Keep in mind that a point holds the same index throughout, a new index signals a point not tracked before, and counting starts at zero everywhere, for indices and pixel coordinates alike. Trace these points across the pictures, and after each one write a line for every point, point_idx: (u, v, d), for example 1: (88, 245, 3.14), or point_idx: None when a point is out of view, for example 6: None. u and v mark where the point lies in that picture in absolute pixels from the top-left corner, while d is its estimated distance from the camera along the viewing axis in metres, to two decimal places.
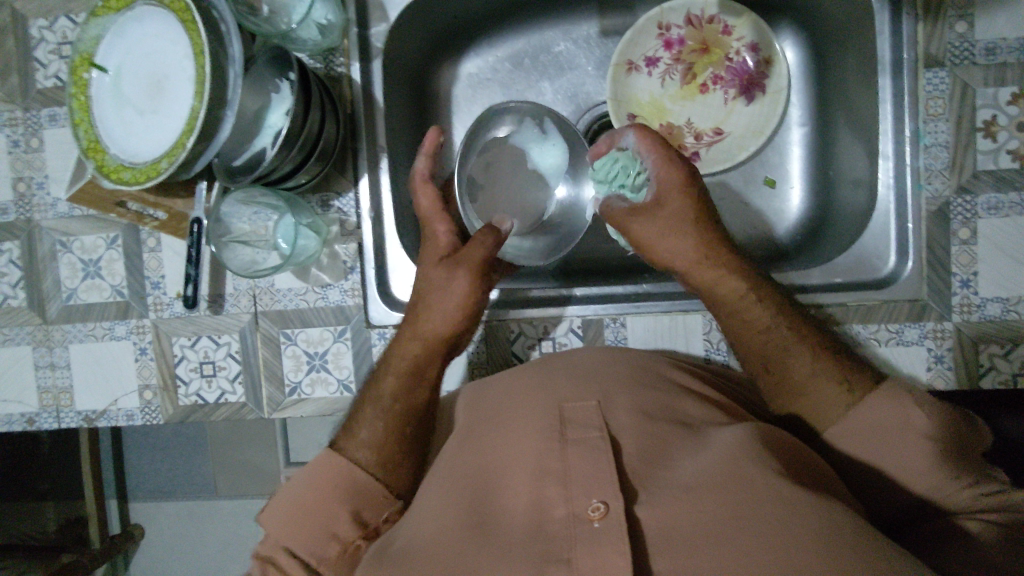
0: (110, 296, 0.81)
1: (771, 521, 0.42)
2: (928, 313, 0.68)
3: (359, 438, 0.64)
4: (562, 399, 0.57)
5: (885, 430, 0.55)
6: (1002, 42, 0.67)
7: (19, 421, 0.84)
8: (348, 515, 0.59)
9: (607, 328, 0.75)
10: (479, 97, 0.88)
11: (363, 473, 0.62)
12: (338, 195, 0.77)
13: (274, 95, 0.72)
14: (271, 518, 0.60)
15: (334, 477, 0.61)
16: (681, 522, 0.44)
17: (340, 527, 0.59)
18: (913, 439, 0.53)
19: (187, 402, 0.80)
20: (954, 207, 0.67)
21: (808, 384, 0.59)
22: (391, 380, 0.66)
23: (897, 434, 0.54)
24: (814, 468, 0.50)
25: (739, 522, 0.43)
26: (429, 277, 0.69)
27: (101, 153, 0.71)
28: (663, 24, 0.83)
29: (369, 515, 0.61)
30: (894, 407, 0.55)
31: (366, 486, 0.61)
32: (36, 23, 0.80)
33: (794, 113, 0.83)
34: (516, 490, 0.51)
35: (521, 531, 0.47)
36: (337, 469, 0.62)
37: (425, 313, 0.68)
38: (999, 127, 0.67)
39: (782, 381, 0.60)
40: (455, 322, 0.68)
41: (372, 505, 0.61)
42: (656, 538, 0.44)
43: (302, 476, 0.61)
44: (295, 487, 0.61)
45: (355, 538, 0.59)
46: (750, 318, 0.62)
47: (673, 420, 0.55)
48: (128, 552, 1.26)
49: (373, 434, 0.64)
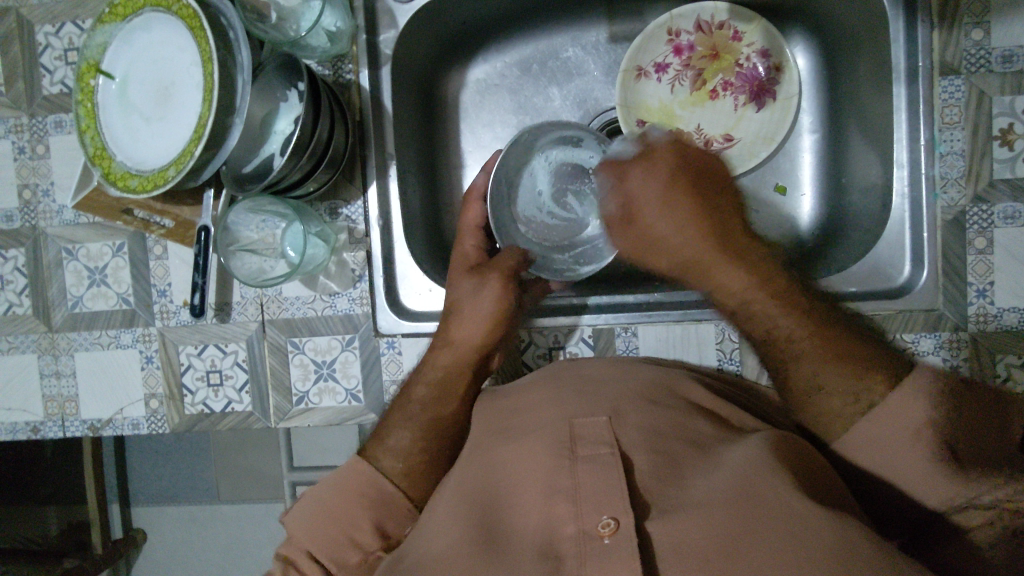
0: (116, 304, 0.80)
1: (786, 539, 0.41)
2: (943, 323, 0.67)
3: (387, 447, 0.65)
4: (573, 415, 0.56)
5: (886, 429, 0.52)
6: (1019, 49, 0.66)
7: (24, 429, 0.83)
8: (372, 525, 0.60)
9: (618, 337, 0.74)
10: (488, 103, 0.88)
11: (386, 481, 0.63)
12: (346, 203, 0.76)
13: (286, 106, 0.71)
14: (295, 522, 0.61)
15: (361, 484, 0.62)
16: (693, 541, 0.43)
17: (362, 536, 0.59)
18: (920, 433, 0.51)
19: (194, 410, 0.79)
20: (971, 216, 0.67)
21: (819, 383, 0.56)
22: (427, 388, 0.68)
23: (903, 432, 0.51)
24: (830, 481, 0.49)
25: (754, 542, 0.41)
26: (461, 287, 0.71)
27: (108, 160, 0.71)
28: (674, 30, 0.82)
29: (391, 528, 0.61)
30: (901, 404, 0.52)
31: (388, 497, 0.62)
32: (42, 29, 0.80)
33: (805, 120, 0.82)
34: (527, 507, 0.50)
35: (531, 549, 0.46)
36: (362, 479, 0.63)
37: (458, 323, 0.69)
38: (1016, 136, 0.66)
39: (795, 384, 0.58)
40: (488, 332, 0.69)
41: (396, 517, 0.62)
42: (668, 554, 0.43)
43: (328, 483, 0.62)
44: (320, 491, 0.62)
45: (376, 549, 0.59)
46: (761, 313, 0.59)
47: (684, 438, 0.54)
48: (129, 558, 1.25)
49: (401, 442, 0.65)
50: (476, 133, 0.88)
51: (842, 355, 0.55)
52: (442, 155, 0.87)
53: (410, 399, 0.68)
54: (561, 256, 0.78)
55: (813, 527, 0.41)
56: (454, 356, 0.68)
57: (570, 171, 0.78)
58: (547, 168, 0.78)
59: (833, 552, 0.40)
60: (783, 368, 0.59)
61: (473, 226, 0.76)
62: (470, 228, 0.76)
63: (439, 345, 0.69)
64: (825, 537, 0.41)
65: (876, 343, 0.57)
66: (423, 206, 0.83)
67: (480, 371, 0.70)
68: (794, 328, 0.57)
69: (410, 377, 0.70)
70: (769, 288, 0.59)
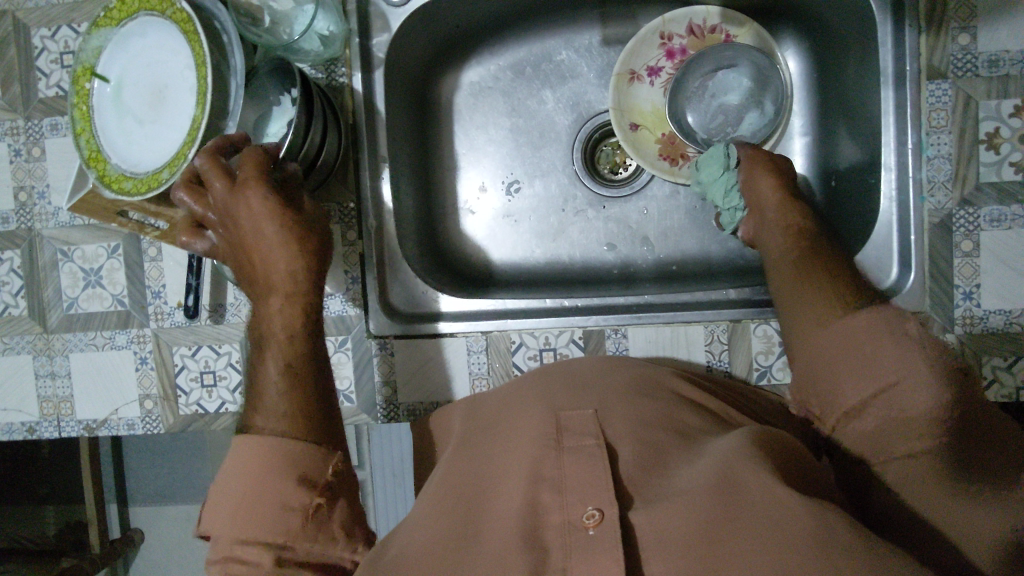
0: (111, 305, 0.80)
1: (764, 521, 0.42)
2: (930, 325, 0.68)
3: (270, 411, 0.58)
4: (558, 407, 0.57)
5: (849, 346, 0.56)
6: (1005, 54, 0.66)
7: (19, 430, 0.84)
8: (294, 478, 0.54)
9: (609, 338, 0.74)
10: (480, 105, 0.88)
11: (287, 440, 0.55)
12: (338, 206, 0.77)
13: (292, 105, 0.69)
14: (216, 520, 0.54)
15: (266, 451, 0.55)
16: (673, 524, 0.44)
17: (291, 497, 0.54)
18: (887, 352, 0.55)
19: (188, 411, 0.80)
20: (957, 219, 0.67)
21: (807, 280, 0.62)
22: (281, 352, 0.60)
23: (860, 348, 0.56)
24: (810, 471, 0.50)
25: (735, 524, 0.42)
26: (250, 212, 0.59)
27: (103, 163, 0.71)
28: (665, 34, 0.83)
29: (314, 475, 0.55)
30: (873, 325, 0.56)
31: (298, 450, 0.55)
32: (38, 32, 0.80)
33: (796, 123, 0.83)
34: (509, 493, 0.51)
35: (511, 533, 0.46)
36: (257, 446, 0.55)
37: (261, 255, 0.60)
38: (1002, 139, 0.67)
39: (780, 277, 0.65)
40: (302, 278, 0.61)
41: (313, 462, 0.56)
42: (649, 540, 0.44)
43: (229, 470, 0.55)
44: (231, 484, 0.54)
45: (311, 501, 0.54)
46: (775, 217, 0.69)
47: (670, 429, 0.55)
48: (127, 557, 1.26)
49: (279, 403, 0.58)
50: (470, 135, 0.88)
51: (824, 262, 0.63)
52: (436, 157, 0.88)
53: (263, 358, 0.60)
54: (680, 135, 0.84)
55: (788, 509, 0.42)
56: (286, 304, 0.61)
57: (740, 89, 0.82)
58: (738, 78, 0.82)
59: (808, 534, 0.40)
60: (775, 260, 0.67)
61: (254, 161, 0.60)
62: (253, 177, 0.59)
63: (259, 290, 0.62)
64: (801, 518, 0.41)
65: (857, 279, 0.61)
66: (416, 208, 0.84)
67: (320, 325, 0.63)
68: (793, 228, 0.68)
69: (255, 359, 0.61)
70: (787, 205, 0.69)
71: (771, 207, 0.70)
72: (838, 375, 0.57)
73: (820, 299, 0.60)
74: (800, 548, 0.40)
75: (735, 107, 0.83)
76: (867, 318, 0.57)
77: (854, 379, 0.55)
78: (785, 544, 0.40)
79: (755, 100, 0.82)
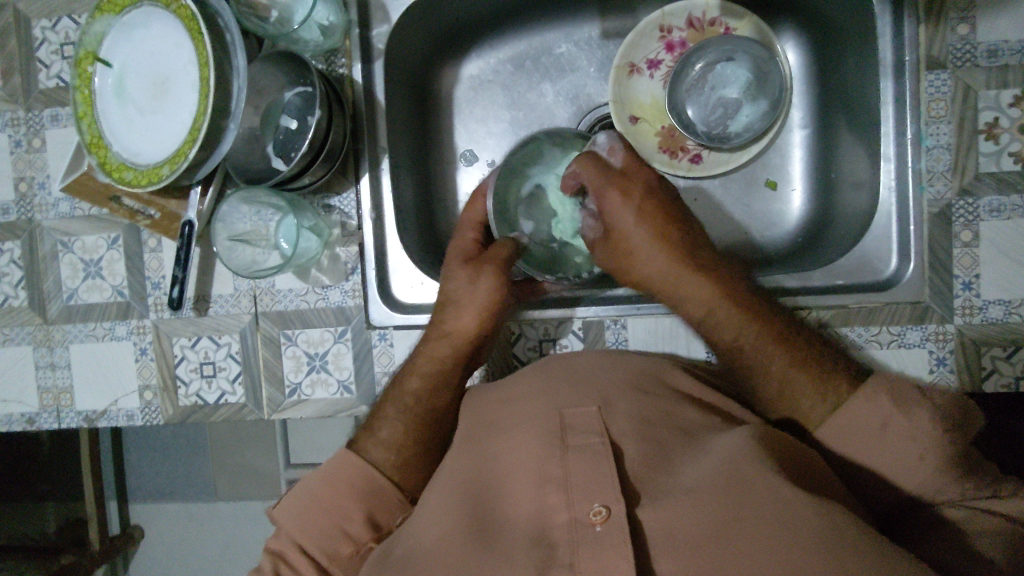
0: (111, 296, 0.81)
1: (774, 525, 0.42)
2: (930, 315, 0.68)
3: (377, 438, 0.66)
4: (563, 404, 0.57)
5: (854, 431, 0.54)
6: (1003, 44, 0.66)
7: (19, 421, 0.84)
8: (363, 515, 0.60)
9: (608, 330, 0.74)
10: (480, 97, 0.88)
11: (381, 477, 0.63)
12: (338, 195, 0.77)
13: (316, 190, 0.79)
14: (284, 515, 0.60)
15: (353, 474, 0.62)
16: (682, 530, 0.43)
17: (353, 526, 0.59)
18: (912, 431, 0.52)
19: (187, 402, 0.80)
20: (956, 210, 0.67)
21: (784, 385, 0.58)
22: (419, 382, 0.67)
23: (877, 430, 0.53)
24: (821, 472, 0.50)
25: (743, 526, 0.42)
26: (455, 278, 0.69)
27: (105, 149, 0.72)
28: (665, 27, 0.83)
29: (382, 519, 0.61)
30: (869, 404, 0.54)
31: (382, 489, 0.62)
32: (39, 23, 0.80)
33: (795, 115, 0.82)
34: (518, 495, 0.50)
35: (522, 538, 0.46)
36: (353, 470, 0.63)
37: (451, 316, 0.68)
38: (1001, 130, 0.67)
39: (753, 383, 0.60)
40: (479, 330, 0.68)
41: (387, 509, 0.62)
42: (658, 542, 0.43)
43: (317, 474, 0.62)
44: (309, 483, 0.62)
45: (367, 540, 0.59)
46: (712, 315, 0.61)
47: (675, 427, 0.55)
48: (127, 553, 1.26)
49: (393, 434, 0.65)
50: (470, 128, 0.88)
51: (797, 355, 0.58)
52: (435, 150, 0.88)
53: (401, 391, 0.67)
54: (680, 122, 0.83)
55: (799, 514, 0.42)
56: (444, 346, 0.67)
57: (739, 78, 0.81)
58: (738, 68, 0.82)
59: (823, 540, 0.40)
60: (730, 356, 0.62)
61: (474, 222, 0.76)
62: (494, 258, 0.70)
63: (436, 336, 0.68)
64: (813, 523, 0.42)
65: (829, 351, 0.59)
66: (416, 199, 0.84)
67: (471, 365, 0.69)
68: (718, 308, 0.61)
69: (384, 396, 0.68)
70: (702, 286, 0.61)
71: (688, 294, 0.62)
72: (854, 453, 0.54)
73: (814, 394, 0.56)
74: (811, 554, 0.40)
75: (736, 95, 0.82)
76: (861, 403, 0.54)
77: (882, 463, 0.53)
78: (795, 544, 0.40)
79: (756, 91, 0.81)
